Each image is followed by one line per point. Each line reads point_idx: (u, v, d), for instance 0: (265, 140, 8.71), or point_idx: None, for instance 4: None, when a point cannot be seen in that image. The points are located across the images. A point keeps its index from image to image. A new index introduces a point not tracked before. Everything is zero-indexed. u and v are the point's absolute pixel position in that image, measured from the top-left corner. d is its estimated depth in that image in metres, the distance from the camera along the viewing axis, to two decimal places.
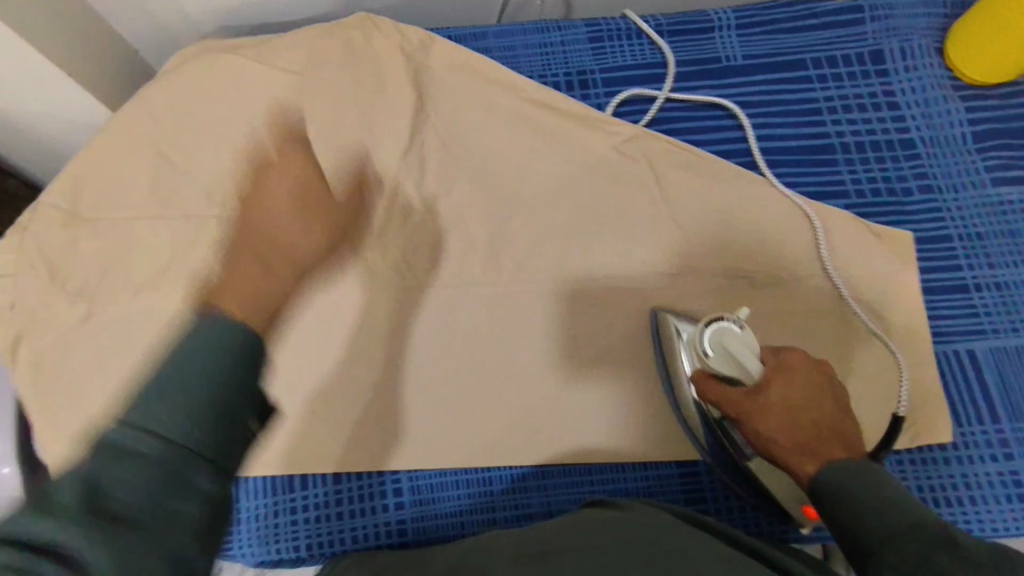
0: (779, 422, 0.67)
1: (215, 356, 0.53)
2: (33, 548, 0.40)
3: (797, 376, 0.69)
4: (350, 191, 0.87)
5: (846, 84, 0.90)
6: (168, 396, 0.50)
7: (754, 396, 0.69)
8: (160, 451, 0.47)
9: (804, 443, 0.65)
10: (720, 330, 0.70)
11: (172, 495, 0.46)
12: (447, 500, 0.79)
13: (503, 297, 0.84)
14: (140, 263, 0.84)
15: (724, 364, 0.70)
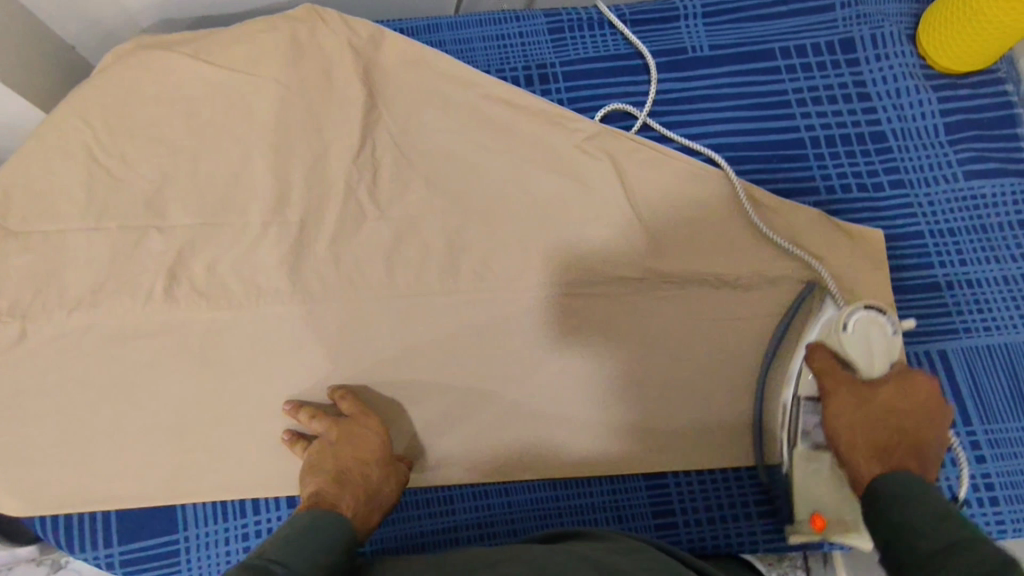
0: (871, 418, 0.63)
1: (319, 539, 0.58)
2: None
3: (920, 394, 0.64)
4: (300, 197, 0.82)
5: (816, 75, 0.87)
6: (287, 553, 0.54)
7: (861, 386, 0.65)
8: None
9: (881, 445, 0.61)
10: (874, 320, 0.65)
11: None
12: (408, 521, 0.77)
13: (463, 305, 0.80)
14: (77, 278, 0.80)
15: (855, 348, 0.65)
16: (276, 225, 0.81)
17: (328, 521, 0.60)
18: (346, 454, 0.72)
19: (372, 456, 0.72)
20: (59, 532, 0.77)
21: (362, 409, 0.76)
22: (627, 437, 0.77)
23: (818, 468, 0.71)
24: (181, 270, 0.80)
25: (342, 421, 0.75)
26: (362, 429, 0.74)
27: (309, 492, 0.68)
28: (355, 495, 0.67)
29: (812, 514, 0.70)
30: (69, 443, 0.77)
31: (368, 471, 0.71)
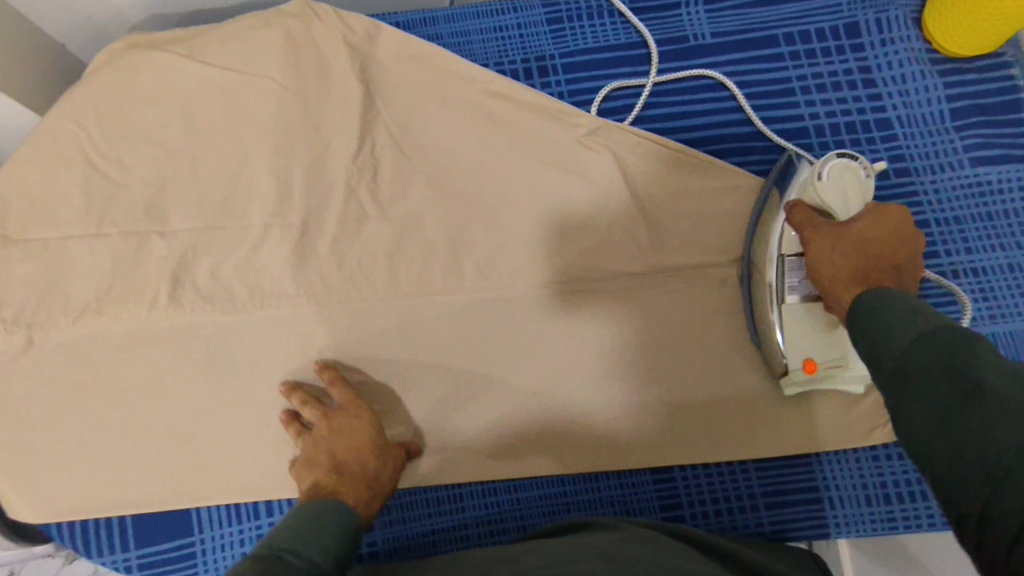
0: (847, 250, 0.63)
1: (327, 529, 0.58)
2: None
3: (887, 217, 0.63)
4: (300, 198, 0.81)
5: (820, 61, 0.85)
6: (298, 543, 0.55)
7: (837, 227, 0.65)
8: (303, 568, 0.52)
9: (859, 269, 0.61)
10: (846, 166, 0.68)
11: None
12: (418, 519, 0.78)
13: (467, 304, 0.80)
14: (80, 285, 0.79)
15: (830, 194, 0.67)
16: (277, 227, 0.81)
17: (331, 510, 0.61)
18: (341, 445, 0.72)
19: (370, 441, 0.73)
20: (75, 538, 0.78)
21: (353, 398, 0.76)
22: (633, 433, 0.77)
23: (805, 322, 0.72)
24: (184, 275, 0.80)
25: (333, 414, 0.75)
26: (354, 419, 0.75)
27: (308, 486, 0.68)
28: (356, 488, 0.68)
29: (805, 361, 0.71)
30: (81, 449, 0.77)
31: (366, 463, 0.71)
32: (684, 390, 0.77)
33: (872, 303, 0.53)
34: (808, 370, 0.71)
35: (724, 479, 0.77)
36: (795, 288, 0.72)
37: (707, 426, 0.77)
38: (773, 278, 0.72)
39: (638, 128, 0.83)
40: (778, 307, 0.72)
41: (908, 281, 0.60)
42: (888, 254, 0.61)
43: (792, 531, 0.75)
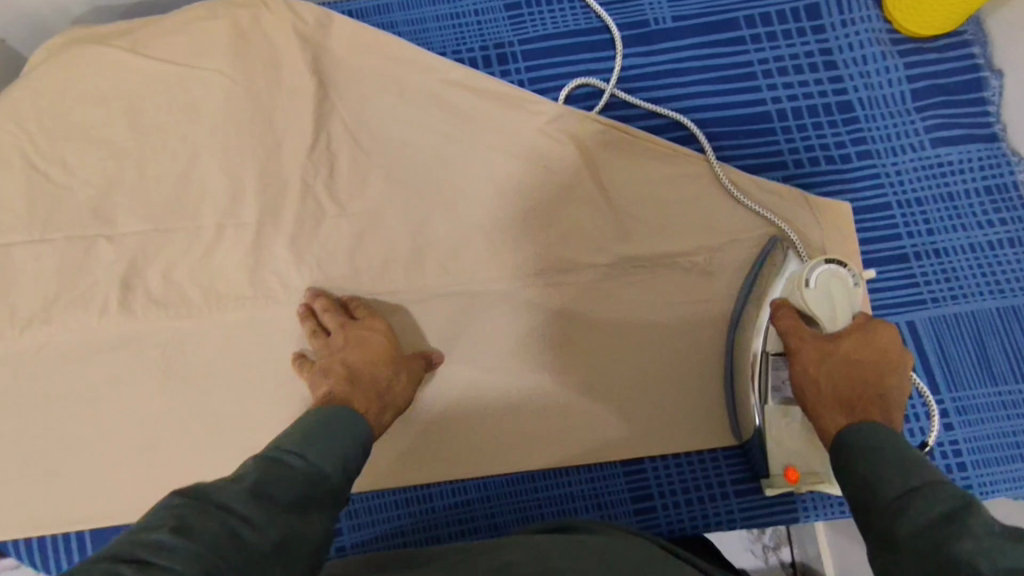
0: (835, 371, 0.65)
1: (335, 433, 0.60)
2: (223, 507, 0.48)
3: (878, 342, 0.66)
4: (254, 196, 0.79)
5: (781, 44, 0.84)
6: (306, 445, 0.57)
7: (825, 341, 0.67)
8: (304, 471, 0.55)
9: (847, 397, 0.62)
10: (836, 273, 0.68)
11: (307, 513, 0.52)
12: (387, 521, 0.76)
13: (431, 300, 0.78)
14: (24, 293, 0.76)
15: (820, 303, 0.67)
16: (231, 226, 0.78)
17: (343, 422, 0.61)
18: (355, 356, 0.72)
19: (387, 356, 0.73)
20: (32, 554, 0.76)
21: (371, 315, 0.76)
22: (603, 426, 0.76)
23: (786, 425, 0.72)
24: (136, 279, 0.77)
25: (351, 325, 0.74)
26: (371, 333, 0.74)
27: (321, 394, 0.68)
28: (367, 395, 0.68)
29: (784, 468, 0.72)
30: (34, 464, 0.75)
31: (379, 374, 0.71)
32: (653, 381, 0.77)
33: (860, 436, 0.57)
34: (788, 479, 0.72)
35: (696, 469, 0.77)
36: (777, 389, 0.72)
37: (676, 417, 0.76)
38: (755, 371, 0.73)
39: (601, 115, 0.81)
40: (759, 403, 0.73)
41: (894, 408, 0.63)
42: (874, 382, 0.64)
43: (763, 519, 0.76)
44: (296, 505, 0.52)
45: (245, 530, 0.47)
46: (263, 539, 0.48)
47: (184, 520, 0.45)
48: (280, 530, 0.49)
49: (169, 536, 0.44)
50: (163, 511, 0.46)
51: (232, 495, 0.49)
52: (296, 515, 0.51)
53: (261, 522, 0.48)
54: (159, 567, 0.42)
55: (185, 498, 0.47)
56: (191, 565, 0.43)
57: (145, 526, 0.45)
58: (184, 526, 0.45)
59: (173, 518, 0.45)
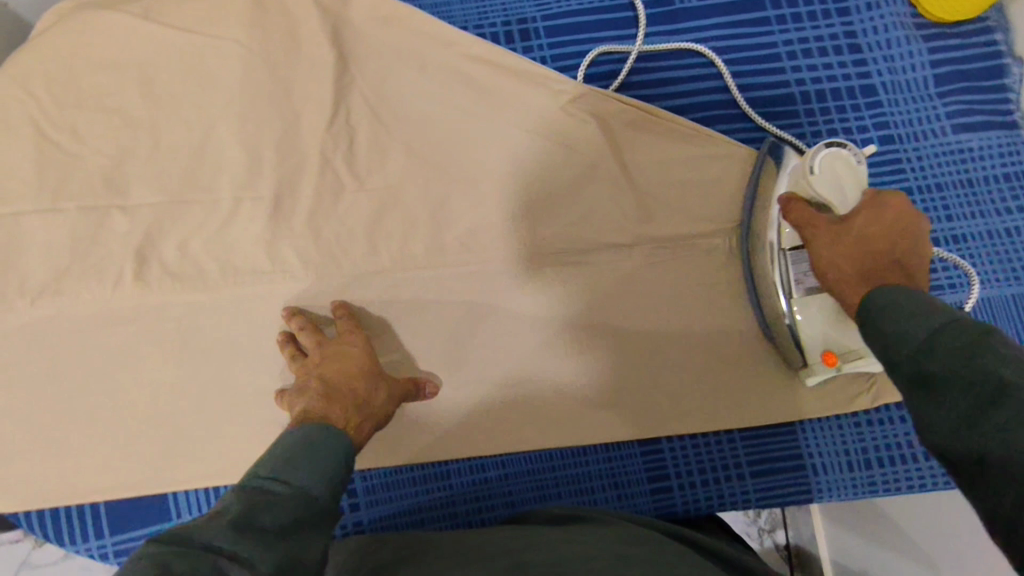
0: (849, 247, 0.61)
1: (319, 450, 0.56)
2: (204, 547, 0.44)
3: (890, 212, 0.62)
4: (271, 170, 0.78)
5: (806, 25, 0.84)
6: (288, 468, 0.54)
7: (836, 225, 0.64)
8: (289, 496, 0.51)
9: (865, 267, 0.59)
10: (836, 155, 0.67)
11: (301, 538, 0.49)
12: (404, 498, 0.77)
13: (450, 278, 0.78)
14: (35, 263, 0.74)
15: (827, 187, 0.66)
16: (248, 200, 0.77)
17: (320, 436, 0.58)
18: (333, 368, 0.69)
19: (367, 371, 0.70)
20: (44, 527, 0.75)
21: (350, 329, 0.74)
22: (621, 406, 0.77)
23: (815, 313, 0.70)
24: (151, 252, 0.76)
25: (327, 342, 0.72)
26: (350, 347, 0.72)
27: (298, 408, 0.64)
28: (345, 407, 0.64)
29: (823, 354, 0.71)
30: (47, 436, 0.74)
31: (359, 385, 0.68)
32: (671, 362, 0.77)
33: (881, 298, 0.53)
34: (827, 364, 0.71)
35: (712, 450, 0.77)
36: (801, 283, 0.71)
37: (694, 398, 0.77)
38: (778, 269, 0.72)
39: (625, 94, 0.80)
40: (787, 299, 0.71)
41: (920, 267, 0.58)
42: (892, 243, 0.60)
43: (778, 499, 0.76)
44: (287, 530, 0.48)
45: (235, 567, 0.44)
46: (257, 571, 0.44)
47: (168, 564, 0.42)
48: (282, 557, 0.46)
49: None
50: (142, 558, 0.43)
51: (214, 531, 0.46)
52: (288, 541, 0.48)
53: (254, 552, 0.45)
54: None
55: (162, 544, 0.44)
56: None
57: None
58: (170, 570, 0.42)
59: (155, 565, 0.42)
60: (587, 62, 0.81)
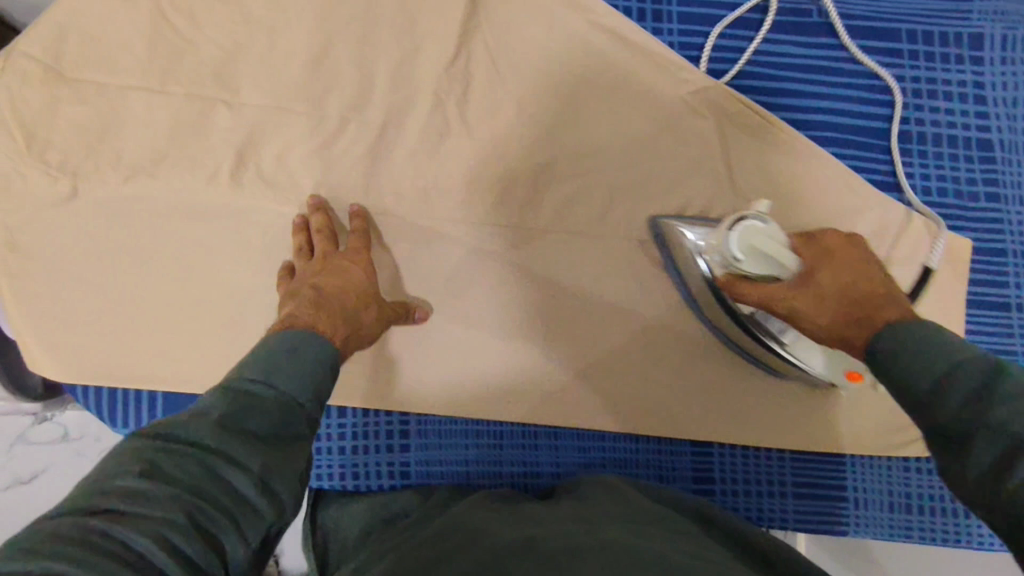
0: (834, 304, 0.62)
1: (307, 358, 0.54)
2: (191, 445, 0.44)
3: (839, 256, 0.66)
4: (383, 99, 0.77)
5: (938, 66, 0.83)
6: (270, 371, 0.51)
7: (803, 287, 0.65)
8: (274, 400, 0.49)
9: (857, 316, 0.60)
10: (751, 231, 0.65)
11: (292, 445, 0.48)
12: (454, 448, 0.77)
13: (540, 242, 0.77)
14: (133, 141, 0.73)
15: (767, 266, 0.65)
16: (354, 123, 0.76)
17: (301, 345, 0.55)
18: (327, 282, 0.66)
19: (366, 291, 0.68)
20: (98, 403, 0.75)
21: (356, 248, 0.71)
22: (681, 403, 0.77)
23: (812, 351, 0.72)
24: (250, 154, 0.75)
25: (331, 255, 0.70)
26: (351, 264, 0.69)
27: (286, 313, 0.61)
28: (333, 318, 0.61)
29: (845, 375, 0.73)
30: (115, 317, 0.73)
31: (349, 300, 0.65)
32: (740, 370, 0.77)
33: (890, 347, 0.55)
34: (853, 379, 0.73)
35: (762, 465, 0.78)
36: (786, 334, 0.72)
37: (754, 410, 0.77)
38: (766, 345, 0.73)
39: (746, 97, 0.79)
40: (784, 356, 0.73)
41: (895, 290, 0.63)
42: (851, 283, 0.63)
43: (815, 525, 0.77)
44: (274, 434, 0.48)
45: (225, 468, 0.44)
46: (248, 473, 0.44)
47: (153, 463, 0.42)
48: (263, 464, 0.45)
49: (139, 480, 0.41)
50: (128, 452, 0.42)
51: (203, 429, 0.45)
52: (277, 446, 0.47)
53: (241, 454, 0.45)
54: (130, 518, 0.39)
55: (148, 441, 0.43)
56: (171, 509, 0.40)
57: (109, 471, 0.41)
58: (154, 469, 0.41)
59: (140, 462, 0.42)
60: (709, 49, 0.80)
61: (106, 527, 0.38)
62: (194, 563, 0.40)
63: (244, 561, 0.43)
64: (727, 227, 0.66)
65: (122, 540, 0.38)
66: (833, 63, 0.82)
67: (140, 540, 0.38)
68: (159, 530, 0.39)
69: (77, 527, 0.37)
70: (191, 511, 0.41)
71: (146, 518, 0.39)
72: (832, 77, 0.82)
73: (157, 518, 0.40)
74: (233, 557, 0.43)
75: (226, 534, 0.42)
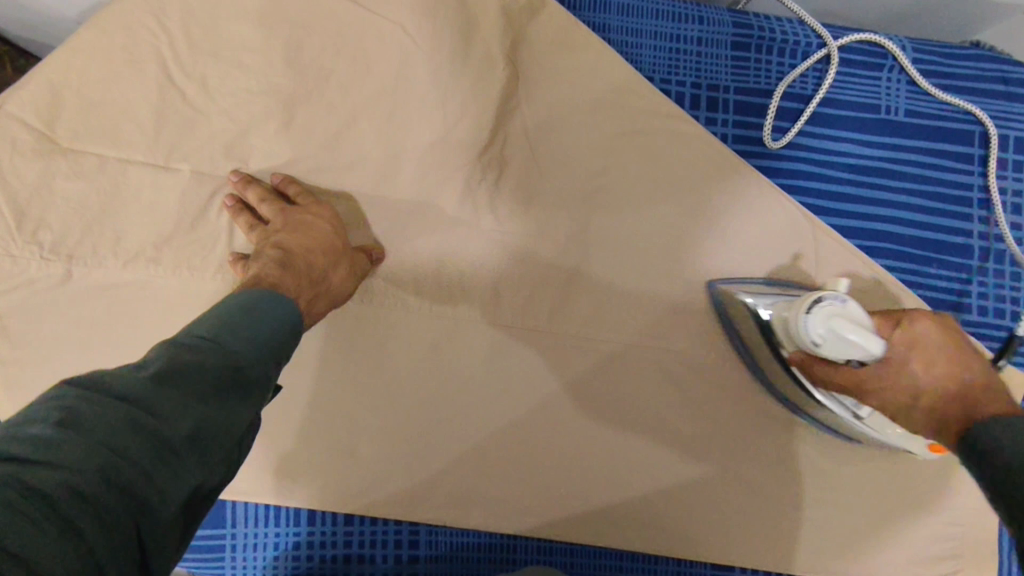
0: (927, 405, 0.54)
1: (260, 318, 0.53)
2: (117, 398, 0.42)
3: (927, 341, 0.56)
4: (407, 185, 0.71)
5: (1011, 175, 0.76)
6: (222, 330, 0.51)
7: (884, 376, 0.56)
8: (217, 358, 0.49)
9: (953, 424, 0.52)
10: (831, 312, 0.57)
11: (229, 405, 0.47)
12: (467, 562, 0.73)
13: (570, 348, 0.73)
14: (134, 223, 0.67)
15: (839, 351, 0.56)
16: (377, 211, 0.71)
17: (265, 301, 0.55)
18: (293, 237, 0.63)
19: (330, 247, 0.64)
20: None
21: (315, 201, 0.68)
22: (702, 522, 0.75)
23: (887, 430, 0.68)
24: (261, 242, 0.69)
25: (291, 211, 0.66)
26: (315, 218, 0.66)
27: (252, 271, 0.60)
28: (297, 277, 0.59)
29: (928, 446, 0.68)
30: None
31: (317, 258, 0.62)
32: (766, 494, 0.75)
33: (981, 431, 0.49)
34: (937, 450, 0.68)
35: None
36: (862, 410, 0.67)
37: (774, 532, 0.75)
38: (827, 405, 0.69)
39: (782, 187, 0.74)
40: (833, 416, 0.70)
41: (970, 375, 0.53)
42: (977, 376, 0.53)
43: None
44: (213, 391, 0.47)
45: (151, 422, 0.42)
46: (176, 429, 0.43)
47: (72, 411, 0.41)
48: (193, 423, 0.45)
49: (54, 428, 0.39)
50: (49, 402, 0.41)
51: (135, 380, 0.44)
52: (214, 404, 0.46)
53: (172, 411, 0.44)
54: (41, 465, 0.37)
55: (72, 390, 0.42)
56: (80, 461, 0.39)
57: (25, 417, 0.40)
58: (74, 418, 0.40)
59: (60, 412, 0.40)
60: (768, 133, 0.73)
61: (11, 472, 0.36)
62: (99, 515, 0.38)
63: (161, 519, 0.42)
64: (801, 308, 0.60)
65: (22, 484, 0.36)
66: (897, 165, 0.76)
67: (45, 487, 0.37)
68: (68, 480, 0.38)
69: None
70: (108, 464, 0.40)
71: (54, 467, 0.38)
72: (893, 181, 0.75)
73: (68, 467, 0.38)
74: (150, 514, 0.41)
75: (143, 489, 0.41)
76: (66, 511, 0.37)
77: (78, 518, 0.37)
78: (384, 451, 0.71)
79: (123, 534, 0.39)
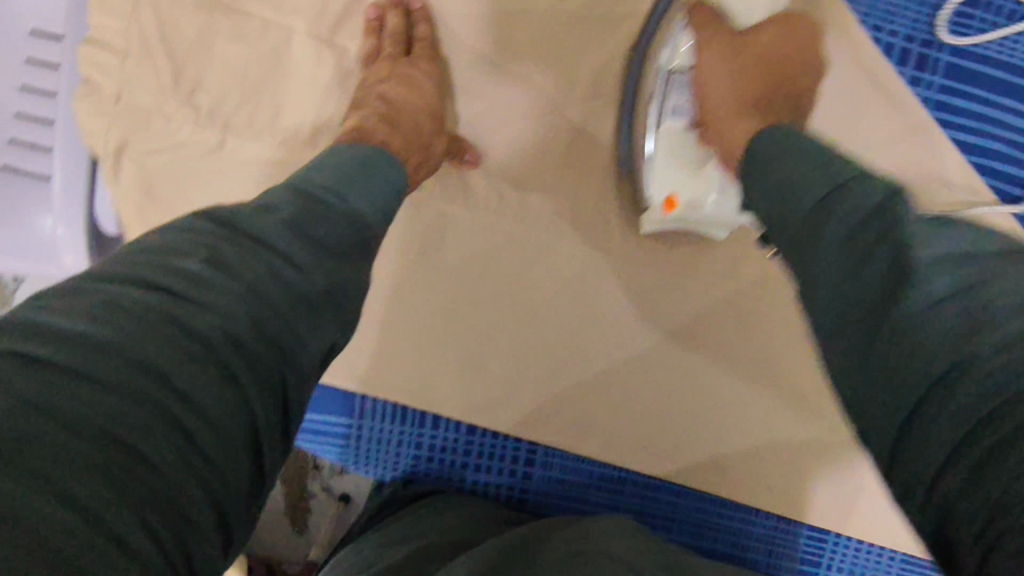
0: (743, 78, 0.58)
1: (376, 179, 0.49)
2: (252, 240, 0.39)
3: (791, 35, 0.59)
4: (581, 99, 0.67)
5: None
6: (341, 184, 0.46)
7: (737, 36, 0.59)
8: (342, 212, 0.44)
9: (756, 102, 0.56)
10: None
11: (353, 265, 0.44)
12: (575, 483, 0.75)
13: (713, 292, 0.71)
14: (294, 100, 0.63)
15: None
16: (545, 120, 0.67)
17: (381, 164, 0.50)
18: (400, 92, 0.59)
19: (432, 113, 0.61)
20: None
21: (429, 57, 0.63)
22: (808, 482, 0.75)
23: (678, 150, 0.65)
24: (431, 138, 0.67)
25: (402, 61, 0.61)
26: (424, 79, 0.61)
27: (353, 122, 0.57)
28: (406, 142, 0.56)
29: (668, 196, 0.65)
30: None
31: (424, 122, 0.59)
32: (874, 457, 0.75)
33: (764, 148, 0.49)
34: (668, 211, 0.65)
35: (873, 560, 0.76)
36: (675, 114, 0.64)
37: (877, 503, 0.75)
38: (655, 95, 0.65)
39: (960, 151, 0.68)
40: (657, 126, 0.65)
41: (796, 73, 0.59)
42: (789, 82, 0.58)
43: None
44: (340, 250, 0.43)
45: (289, 273, 0.39)
46: (312, 285, 0.40)
47: (217, 250, 0.38)
48: (327, 279, 0.42)
49: (200, 268, 0.36)
50: (186, 234, 0.38)
51: (265, 224, 0.40)
52: (342, 264, 0.43)
53: (308, 266, 0.41)
54: (198, 303, 0.35)
55: (211, 225, 0.39)
56: (231, 305, 0.36)
57: (166, 247, 0.37)
58: (219, 260, 0.37)
59: (203, 249, 0.37)
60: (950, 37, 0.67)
61: (170, 305, 0.34)
62: (256, 366, 0.36)
63: (306, 373, 0.39)
64: None
65: (180, 322, 0.34)
66: None
67: (205, 328, 0.35)
68: (222, 324, 0.35)
69: (137, 301, 0.34)
70: (254, 310, 0.37)
71: (208, 308, 0.35)
72: None
73: (221, 309, 0.36)
74: (294, 367, 0.38)
75: (288, 340, 0.38)
76: (222, 357, 0.35)
77: (235, 365, 0.35)
78: (515, 367, 0.71)
79: (272, 383, 0.37)
